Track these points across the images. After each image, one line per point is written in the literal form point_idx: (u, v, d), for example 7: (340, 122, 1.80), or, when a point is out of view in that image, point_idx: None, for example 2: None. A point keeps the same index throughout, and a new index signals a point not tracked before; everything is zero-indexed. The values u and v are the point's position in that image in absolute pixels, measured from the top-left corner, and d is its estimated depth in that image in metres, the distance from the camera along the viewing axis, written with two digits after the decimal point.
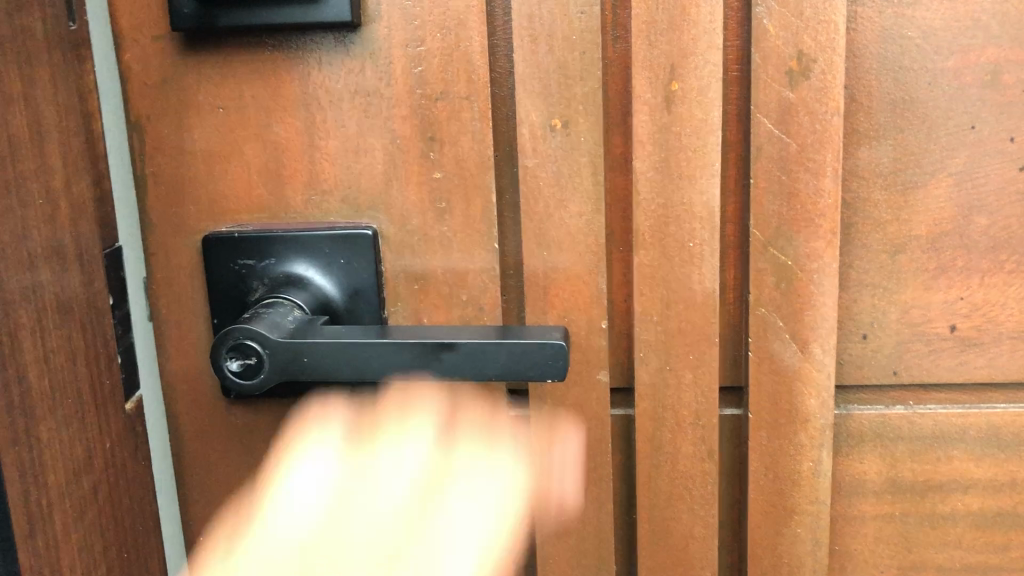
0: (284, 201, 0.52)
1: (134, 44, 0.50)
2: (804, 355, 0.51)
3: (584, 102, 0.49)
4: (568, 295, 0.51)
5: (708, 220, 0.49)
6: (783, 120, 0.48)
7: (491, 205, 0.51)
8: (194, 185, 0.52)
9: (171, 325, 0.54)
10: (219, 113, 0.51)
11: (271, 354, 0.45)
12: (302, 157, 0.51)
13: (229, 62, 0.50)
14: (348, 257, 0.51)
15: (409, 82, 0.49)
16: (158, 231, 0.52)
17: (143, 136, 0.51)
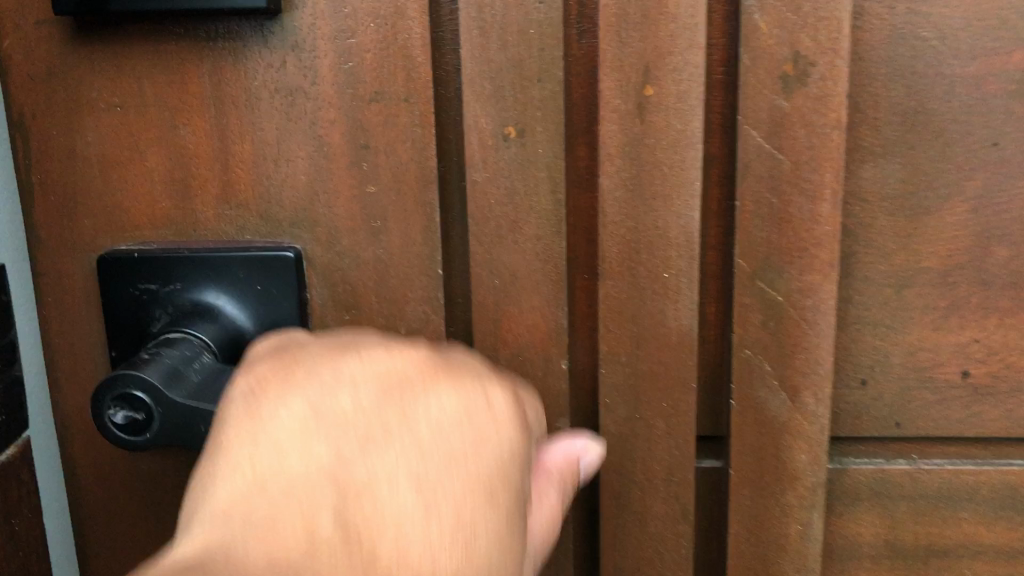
0: (193, 216, 0.44)
1: (14, 30, 0.42)
2: (795, 405, 0.44)
3: (543, 107, 0.41)
4: (523, 330, 0.44)
5: (686, 247, 0.42)
6: (775, 133, 0.41)
7: (435, 224, 0.43)
8: (89, 196, 0.44)
9: (64, 357, 0.46)
10: (116, 113, 0.43)
11: (163, 412, 0.38)
12: (213, 165, 0.44)
13: (129, 52, 0.42)
14: (267, 283, 0.44)
15: (339, 81, 0.42)
16: (46, 248, 0.45)
17: (27, 138, 0.44)
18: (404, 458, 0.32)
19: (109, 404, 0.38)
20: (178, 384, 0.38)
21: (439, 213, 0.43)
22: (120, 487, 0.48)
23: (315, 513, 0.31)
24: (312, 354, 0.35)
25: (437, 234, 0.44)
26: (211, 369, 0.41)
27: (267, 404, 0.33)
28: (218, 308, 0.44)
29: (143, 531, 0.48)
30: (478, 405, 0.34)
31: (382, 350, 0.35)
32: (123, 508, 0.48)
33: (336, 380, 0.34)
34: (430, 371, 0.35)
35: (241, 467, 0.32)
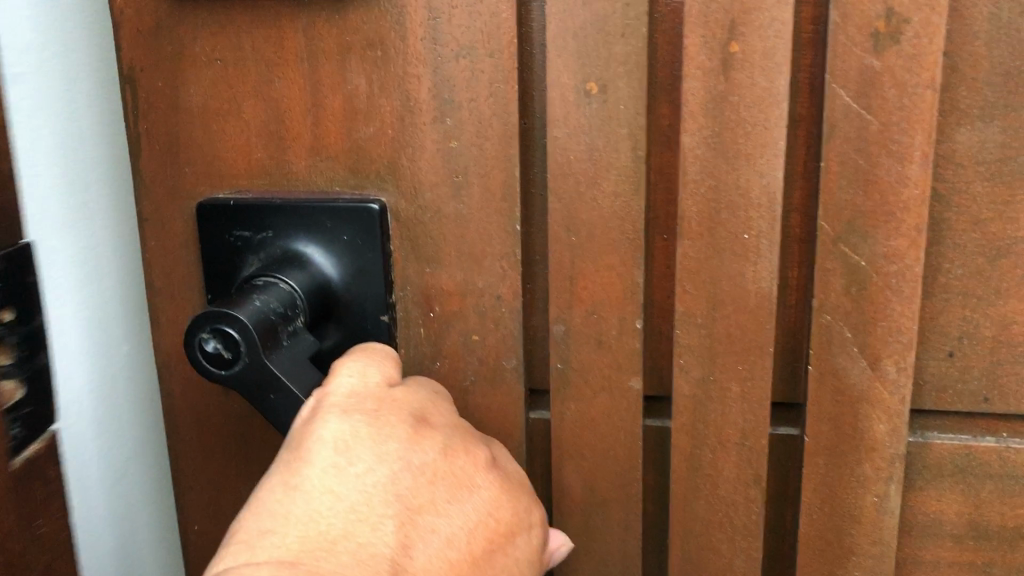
0: (286, 166, 0.46)
1: None
2: (875, 373, 0.43)
3: (626, 63, 0.41)
4: (599, 288, 0.44)
5: (768, 208, 0.42)
6: (865, 92, 0.40)
7: (516, 180, 0.44)
8: (191, 145, 0.47)
9: (164, 298, 0.49)
10: (216, 66, 0.45)
11: (251, 363, 0.39)
12: (305, 118, 0.45)
13: (228, 7, 0.44)
14: (353, 235, 0.45)
15: (425, 36, 0.43)
16: (150, 195, 0.48)
17: (136, 89, 0.46)
18: (441, 562, 0.38)
19: (204, 341, 0.39)
20: (271, 347, 0.40)
21: (519, 169, 0.44)
22: (214, 424, 0.51)
23: (367, 567, 0.36)
24: (406, 421, 0.39)
25: (517, 191, 0.44)
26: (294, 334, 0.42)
27: (351, 437, 0.38)
28: (305, 257, 0.46)
29: (234, 467, 0.51)
30: (510, 542, 0.40)
31: (462, 451, 0.40)
32: (216, 444, 0.51)
33: (421, 463, 0.39)
34: (493, 486, 0.41)
35: (323, 500, 0.37)
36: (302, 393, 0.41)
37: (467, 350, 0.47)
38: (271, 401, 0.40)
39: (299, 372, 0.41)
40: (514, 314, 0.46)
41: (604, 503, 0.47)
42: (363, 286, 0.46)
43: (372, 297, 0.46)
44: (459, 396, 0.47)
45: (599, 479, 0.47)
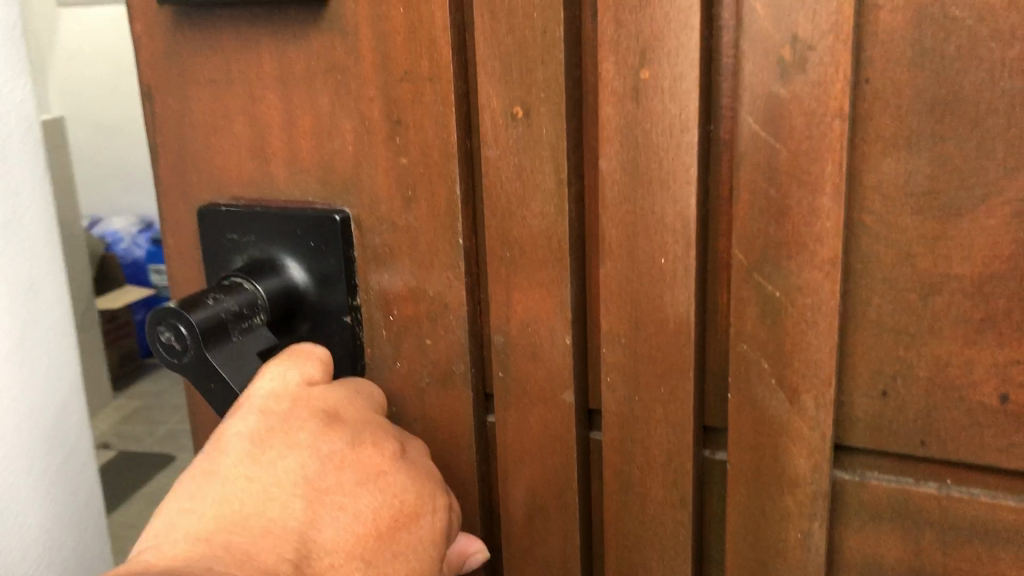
0: (270, 176, 0.51)
1: (143, 14, 0.51)
2: (794, 407, 0.42)
3: (546, 88, 0.43)
4: (531, 304, 0.46)
5: (682, 233, 0.42)
6: (773, 120, 0.39)
7: (456, 196, 0.46)
8: (196, 156, 0.52)
9: (181, 288, 0.56)
10: (212, 86, 0.51)
11: (194, 354, 0.45)
12: (282, 133, 0.50)
13: (219, 34, 0.49)
14: (319, 242, 0.49)
15: (376, 61, 0.46)
16: (168, 198, 0.54)
17: (154, 105, 0.53)
18: (348, 535, 0.42)
19: (161, 333, 0.45)
20: (216, 340, 0.45)
21: (459, 185, 0.46)
22: None
23: (276, 538, 0.40)
24: (318, 417, 0.43)
25: (459, 206, 0.47)
26: (250, 329, 0.47)
27: (265, 432, 0.42)
28: (279, 260, 0.50)
29: None
30: (415, 523, 0.44)
31: (370, 443, 0.44)
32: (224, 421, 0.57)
33: (329, 453, 0.43)
34: (402, 473, 0.44)
35: (237, 485, 0.41)
36: (241, 384, 0.46)
37: (420, 353, 0.50)
38: (212, 388, 0.46)
39: (243, 366, 0.46)
40: (459, 322, 0.48)
41: (544, 509, 0.49)
42: (327, 290, 0.50)
43: (336, 300, 0.50)
44: (415, 396, 0.50)
45: (538, 487, 0.49)
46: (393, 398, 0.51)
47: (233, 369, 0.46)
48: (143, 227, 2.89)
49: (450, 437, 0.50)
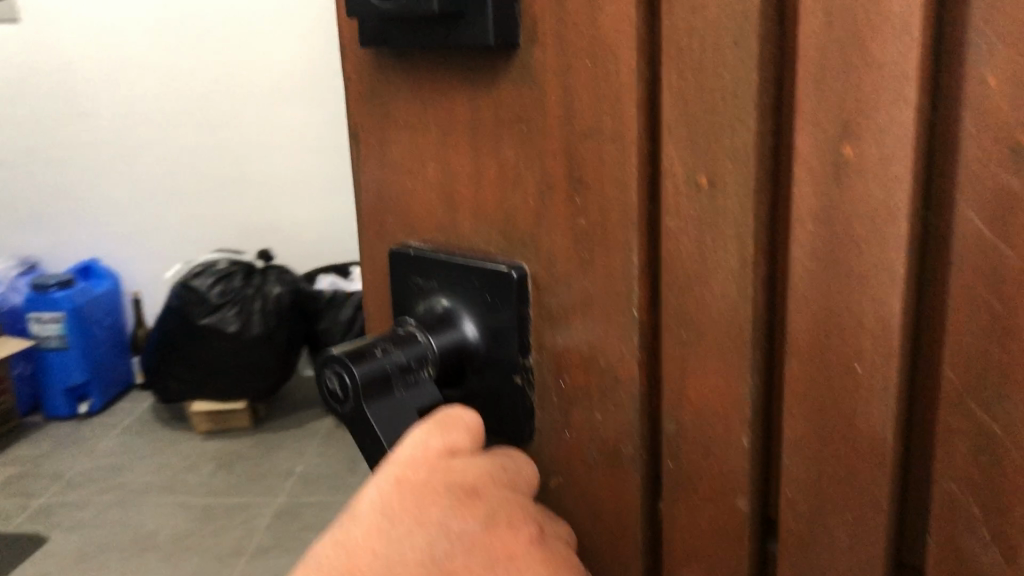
0: (457, 227, 0.50)
1: (352, 54, 0.51)
2: (1010, 567, 0.34)
3: (734, 155, 0.38)
4: (708, 393, 0.41)
5: (882, 337, 0.35)
6: (1001, 221, 0.31)
7: (632, 266, 0.42)
8: (393, 197, 0.52)
9: (376, 321, 0.57)
10: (409, 129, 0.50)
11: (355, 406, 0.45)
12: (469, 178, 0.48)
13: (418, 78, 0.48)
14: (495, 298, 0.47)
15: (561, 114, 0.43)
16: (368, 237, 0.55)
17: (360, 144, 0.53)
18: None
19: (325, 381, 0.45)
20: (376, 398, 0.45)
21: (637, 256, 0.42)
22: None
23: None
24: (453, 493, 0.42)
25: (634, 274, 0.42)
26: (411, 388, 0.46)
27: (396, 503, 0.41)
28: (454, 311, 0.49)
29: None
30: None
31: (505, 525, 0.42)
32: None
33: (462, 532, 0.41)
34: (538, 558, 0.42)
35: (365, 559, 0.41)
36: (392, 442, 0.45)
37: (590, 427, 0.46)
38: (365, 441, 0.45)
39: (399, 421, 0.45)
40: (630, 399, 0.44)
41: None
42: (499, 347, 0.48)
43: (508, 357, 0.48)
44: (581, 470, 0.47)
45: None
46: (560, 468, 0.48)
47: (388, 428, 0.45)
48: (21, 270, 2.78)
49: (616, 521, 0.46)
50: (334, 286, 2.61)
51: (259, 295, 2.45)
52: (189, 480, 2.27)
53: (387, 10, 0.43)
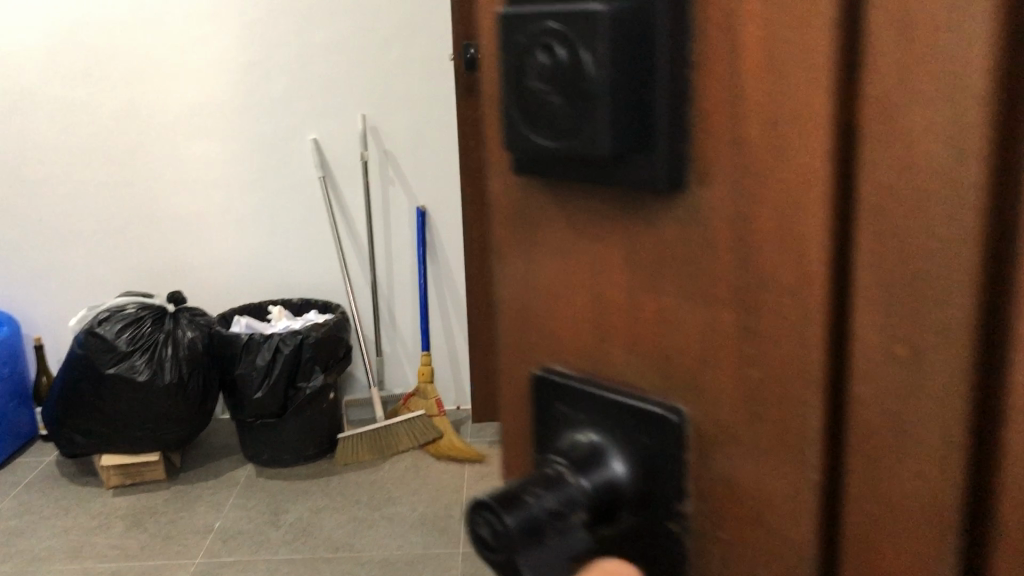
0: (609, 358, 0.50)
1: (499, 174, 0.52)
2: None
3: (941, 328, 0.37)
4: (897, 563, 0.41)
5: None
6: None
7: (813, 424, 0.41)
8: (538, 319, 0.53)
9: (508, 428, 0.59)
10: (558, 257, 0.51)
11: (507, 552, 0.44)
12: (624, 314, 0.48)
13: (572, 211, 0.49)
14: (654, 439, 0.48)
15: (733, 259, 0.42)
16: (508, 351, 0.56)
17: (504, 262, 0.54)
18: None
19: (475, 529, 0.45)
20: (530, 543, 0.44)
21: (819, 414, 0.41)
22: None
23: None
24: None
25: (816, 434, 0.42)
26: (561, 530, 0.45)
27: None
28: (604, 448, 0.50)
29: None
30: None
31: None
32: None
33: None
34: None
35: None
36: None
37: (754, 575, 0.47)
38: None
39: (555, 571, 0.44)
40: (807, 557, 0.44)
41: None
42: (653, 487, 0.49)
43: (663, 497, 0.49)
44: None
45: None
46: None
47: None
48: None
49: None
50: (249, 327, 3.60)
51: (168, 339, 3.48)
52: (100, 541, 3.17)
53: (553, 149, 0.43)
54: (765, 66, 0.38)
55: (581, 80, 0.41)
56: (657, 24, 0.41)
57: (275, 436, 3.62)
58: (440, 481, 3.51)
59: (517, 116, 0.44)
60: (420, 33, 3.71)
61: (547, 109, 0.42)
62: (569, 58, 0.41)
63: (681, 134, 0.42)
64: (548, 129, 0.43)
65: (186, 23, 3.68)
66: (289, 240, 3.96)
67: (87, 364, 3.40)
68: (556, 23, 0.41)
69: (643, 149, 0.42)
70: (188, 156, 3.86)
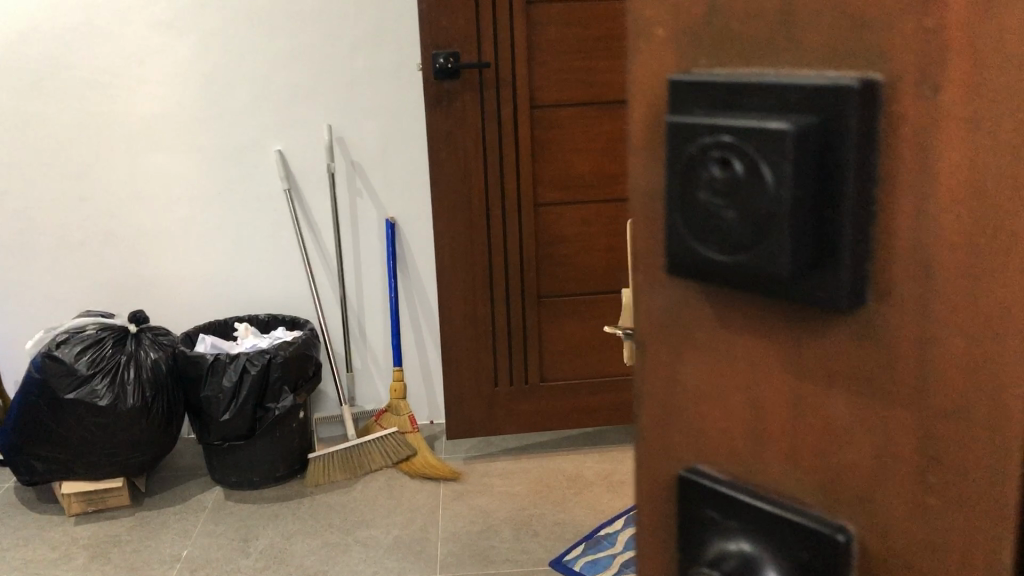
0: (762, 462, 0.54)
1: (644, 270, 0.56)
2: None
3: None
4: None
5: None
6: None
7: (1004, 549, 0.44)
8: (682, 415, 0.57)
9: (643, 507, 0.63)
10: (708, 360, 0.54)
11: None
12: (784, 434, 0.52)
13: (728, 319, 0.52)
14: (814, 550, 0.51)
15: (918, 388, 0.44)
16: (646, 437, 0.61)
17: (644, 355, 0.58)
18: None
19: None
20: None
21: (1009, 539, 0.44)
22: None
23: None
24: None
25: (1003, 558, 0.44)
26: None
27: None
28: (759, 558, 0.54)
29: None
30: None
31: None
32: None
33: None
34: None
35: None
36: None
37: None
38: None
39: None
40: None
41: None
42: None
43: None
44: None
45: None
46: None
47: None
48: None
49: None
50: (215, 346, 3.50)
51: (130, 360, 3.37)
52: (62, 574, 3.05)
53: (725, 262, 0.48)
54: (966, 187, 0.41)
55: (762, 194, 0.45)
56: (847, 146, 0.44)
57: (245, 459, 3.51)
58: (415, 502, 3.42)
59: (684, 231, 0.50)
60: (386, 40, 3.59)
61: (719, 223, 0.48)
62: (746, 172, 0.46)
63: (866, 257, 0.45)
64: (717, 243, 0.48)
65: (146, 32, 3.56)
66: (255, 254, 3.84)
67: (45, 389, 3.29)
68: (729, 137, 0.47)
69: (827, 264, 0.45)
70: (149, 169, 3.73)
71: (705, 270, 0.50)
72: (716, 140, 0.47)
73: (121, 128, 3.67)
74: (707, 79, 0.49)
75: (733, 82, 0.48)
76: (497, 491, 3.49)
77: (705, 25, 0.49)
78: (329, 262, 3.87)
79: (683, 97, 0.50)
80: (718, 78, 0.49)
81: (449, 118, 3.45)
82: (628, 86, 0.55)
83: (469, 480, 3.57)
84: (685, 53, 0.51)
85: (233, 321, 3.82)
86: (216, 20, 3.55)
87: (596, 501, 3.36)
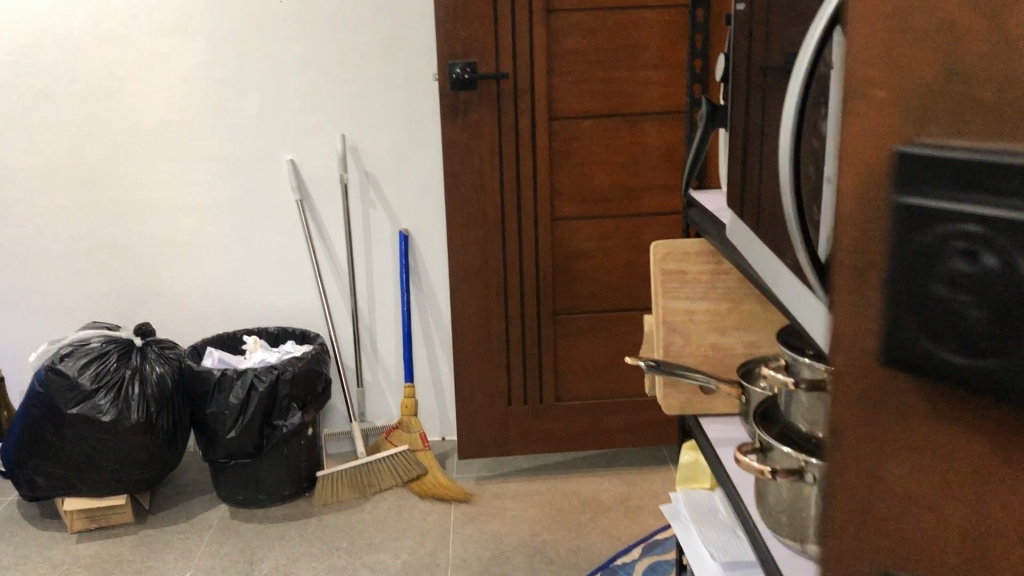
0: (985, 538, 0.57)
1: (845, 359, 0.57)
2: None
3: None
4: None
5: None
6: None
7: None
8: (885, 498, 0.59)
9: None
10: (926, 445, 0.57)
11: None
12: (1010, 511, 0.56)
13: (954, 406, 0.55)
14: None
15: None
16: (830, 523, 0.62)
17: (838, 439, 0.60)
18: None
19: None
20: None
21: None
22: None
23: None
24: None
25: None
26: None
27: None
28: None
29: None
30: None
31: None
32: None
33: None
34: None
35: None
36: None
37: None
38: None
39: None
40: None
41: None
42: None
43: None
44: None
45: None
46: None
47: None
48: None
49: None
50: (221, 360, 3.42)
51: (135, 375, 3.28)
52: None
53: (963, 355, 0.52)
54: None
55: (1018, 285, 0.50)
56: None
57: (252, 475, 3.42)
58: (425, 525, 3.32)
59: (920, 325, 0.53)
60: (400, 48, 3.50)
61: (963, 317, 0.51)
62: (998, 265, 0.50)
63: None
64: (952, 338, 0.52)
65: (156, 38, 3.47)
66: (265, 265, 3.75)
67: (48, 403, 3.21)
68: (975, 227, 0.50)
69: None
70: (157, 176, 3.64)
71: (934, 361, 0.53)
72: (959, 230, 0.50)
73: (130, 135, 3.59)
74: (946, 158, 0.50)
75: (972, 161, 0.49)
76: (510, 514, 3.38)
77: (943, 93, 0.52)
78: (341, 275, 3.77)
79: (912, 174, 0.52)
80: (955, 154, 0.50)
81: (465, 130, 3.34)
82: (838, 150, 0.54)
83: (481, 502, 3.46)
84: (914, 126, 0.52)
85: (242, 334, 3.73)
86: (226, 26, 3.46)
87: (611, 527, 3.25)
